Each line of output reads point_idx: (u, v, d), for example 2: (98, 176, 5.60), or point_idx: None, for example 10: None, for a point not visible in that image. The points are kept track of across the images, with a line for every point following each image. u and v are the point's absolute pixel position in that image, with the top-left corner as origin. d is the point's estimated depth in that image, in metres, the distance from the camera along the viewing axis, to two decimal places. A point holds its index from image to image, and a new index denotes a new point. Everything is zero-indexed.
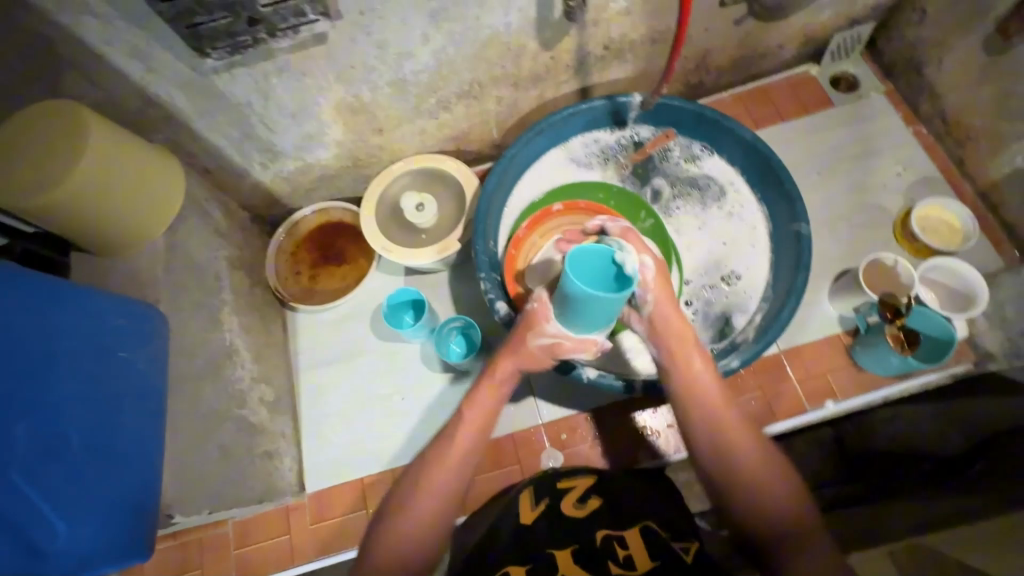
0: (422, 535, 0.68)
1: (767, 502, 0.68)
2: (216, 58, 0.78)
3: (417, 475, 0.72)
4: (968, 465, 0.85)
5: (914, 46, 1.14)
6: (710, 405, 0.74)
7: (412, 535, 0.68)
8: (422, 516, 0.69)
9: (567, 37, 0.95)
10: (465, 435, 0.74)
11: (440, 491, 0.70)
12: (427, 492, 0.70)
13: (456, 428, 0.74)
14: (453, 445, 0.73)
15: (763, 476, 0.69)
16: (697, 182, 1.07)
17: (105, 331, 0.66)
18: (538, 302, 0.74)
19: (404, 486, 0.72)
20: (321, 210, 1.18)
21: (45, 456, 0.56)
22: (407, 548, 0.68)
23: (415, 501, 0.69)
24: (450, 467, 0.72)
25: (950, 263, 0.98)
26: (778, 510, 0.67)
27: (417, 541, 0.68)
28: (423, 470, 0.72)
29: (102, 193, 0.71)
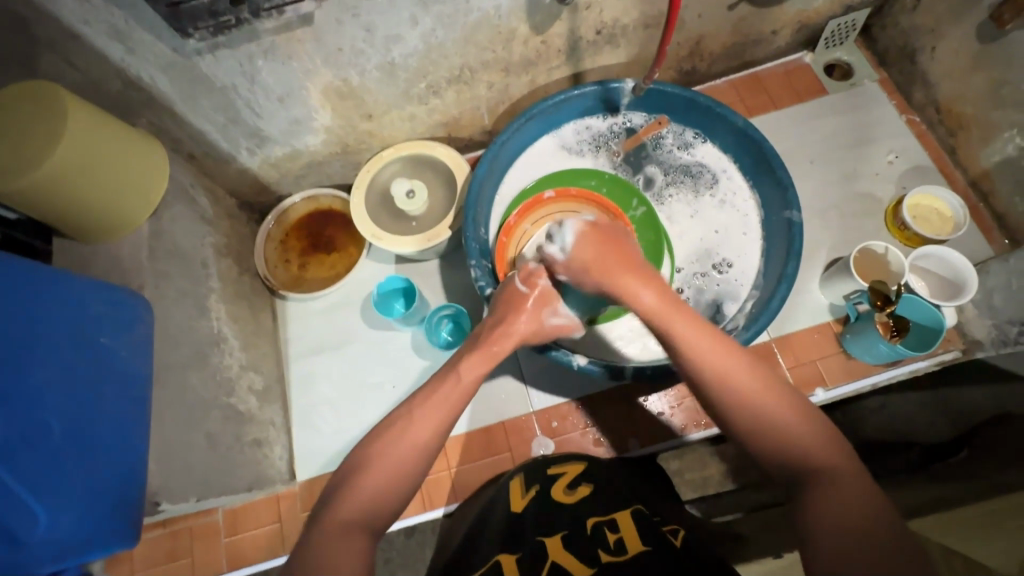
0: (396, 483, 0.63)
1: (800, 450, 0.58)
2: (199, 39, 0.76)
3: (399, 420, 0.67)
4: (953, 453, 0.88)
5: (909, 33, 1.13)
6: (705, 348, 0.65)
7: (385, 482, 0.62)
8: (400, 464, 0.63)
9: (559, 21, 0.94)
10: (453, 386, 0.70)
11: (421, 440, 0.65)
12: (408, 440, 0.65)
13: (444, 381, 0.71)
14: (441, 395, 0.69)
15: (789, 425, 0.59)
16: (690, 169, 1.06)
17: (84, 317, 0.65)
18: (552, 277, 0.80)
19: (382, 432, 0.67)
20: (310, 197, 1.17)
21: (24, 445, 0.56)
22: (374, 498, 0.61)
23: (394, 447, 0.64)
24: (431, 418, 0.67)
25: (940, 251, 0.98)
26: (818, 456, 0.57)
27: (390, 489, 0.62)
28: (407, 416, 0.67)
29: (83, 178, 0.70)
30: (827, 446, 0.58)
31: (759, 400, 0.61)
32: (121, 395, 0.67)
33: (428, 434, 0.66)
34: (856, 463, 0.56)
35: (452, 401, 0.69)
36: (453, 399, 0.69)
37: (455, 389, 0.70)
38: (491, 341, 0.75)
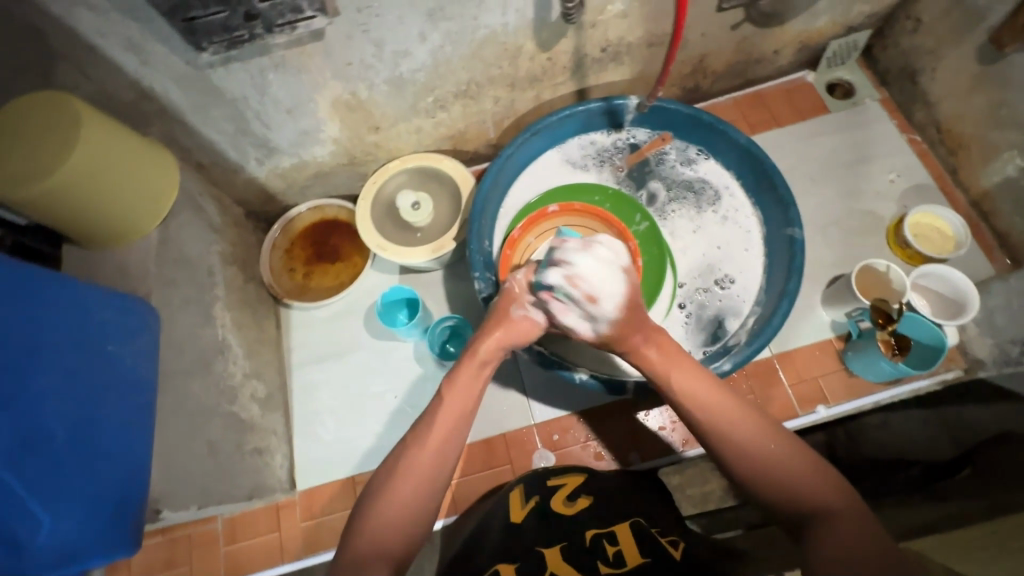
0: (404, 518, 0.64)
1: (799, 490, 0.62)
2: (212, 52, 0.78)
3: (398, 457, 0.68)
4: (954, 472, 0.87)
5: (909, 54, 1.15)
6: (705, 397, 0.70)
7: (393, 519, 0.64)
8: (405, 498, 0.65)
9: (564, 38, 0.95)
10: (448, 414, 0.71)
11: (423, 472, 0.67)
12: (411, 474, 0.66)
13: (438, 408, 0.71)
14: (437, 424, 0.70)
15: (788, 466, 0.64)
16: (693, 185, 1.07)
17: (91, 323, 0.65)
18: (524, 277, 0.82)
19: (384, 470, 0.68)
20: (316, 207, 1.18)
21: (30, 448, 0.56)
22: (387, 536, 0.63)
23: (397, 484, 0.66)
24: (441, 446, 0.69)
25: (941, 270, 0.99)
26: (822, 498, 0.61)
27: (398, 525, 0.64)
28: (406, 450, 0.68)
29: (95, 187, 0.71)
30: (825, 484, 0.62)
31: (755, 445, 0.66)
32: (124, 401, 0.68)
33: (430, 465, 0.67)
34: (848, 497, 0.61)
35: (448, 426, 0.70)
36: (450, 424, 0.70)
37: (458, 415, 0.71)
38: (480, 359, 0.75)
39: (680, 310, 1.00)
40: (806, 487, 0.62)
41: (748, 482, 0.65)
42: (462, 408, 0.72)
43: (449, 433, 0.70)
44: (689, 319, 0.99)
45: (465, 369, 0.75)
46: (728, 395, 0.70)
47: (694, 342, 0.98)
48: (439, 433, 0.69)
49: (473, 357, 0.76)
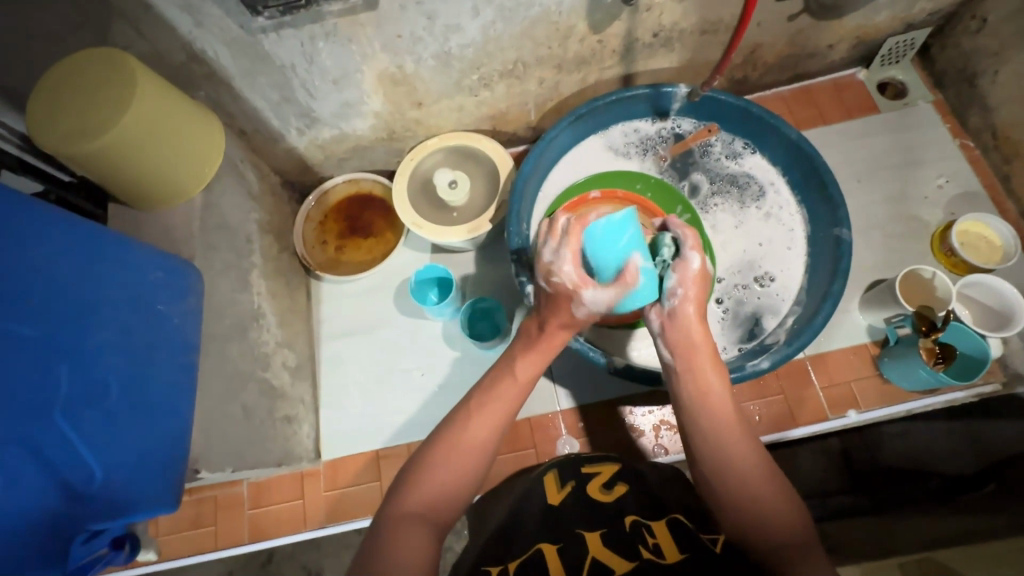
0: (453, 485, 0.65)
1: (763, 509, 0.60)
2: (266, 16, 0.77)
3: (451, 424, 0.69)
4: (977, 487, 0.85)
5: (969, 56, 1.11)
6: (709, 401, 0.69)
7: (444, 484, 0.65)
8: (461, 465, 0.66)
9: (617, 21, 0.93)
10: (506, 388, 0.72)
11: (482, 439, 0.67)
12: (465, 443, 0.67)
13: (494, 383, 0.72)
14: (491, 399, 0.70)
15: (762, 483, 0.62)
16: (737, 179, 1.05)
17: (143, 282, 0.66)
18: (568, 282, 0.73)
19: (435, 437, 0.69)
20: (352, 180, 1.17)
21: (83, 399, 0.57)
22: (434, 500, 0.63)
23: (451, 451, 0.66)
24: (494, 418, 0.69)
25: (989, 281, 0.96)
26: (781, 522, 0.59)
27: (449, 490, 0.64)
28: (462, 419, 0.69)
29: (147, 148, 0.71)
30: (791, 513, 0.60)
31: (739, 455, 0.64)
32: (171, 361, 0.68)
33: (483, 437, 0.68)
34: (809, 531, 0.59)
35: (504, 403, 0.70)
36: (506, 400, 0.71)
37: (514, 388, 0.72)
38: (545, 349, 0.75)
39: (717, 305, 0.99)
40: (775, 520, 0.59)
41: (721, 490, 0.64)
42: (519, 389, 0.72)
43: (506, 409, 0.70)
44: (725, 315, 0.98)
45: (530, 350, 0.75)
46: (730, 403, 0.69)
47: (730, 339, 0.97)
48: (495, 406, 0.70)
49: (537, 347, 0.75)
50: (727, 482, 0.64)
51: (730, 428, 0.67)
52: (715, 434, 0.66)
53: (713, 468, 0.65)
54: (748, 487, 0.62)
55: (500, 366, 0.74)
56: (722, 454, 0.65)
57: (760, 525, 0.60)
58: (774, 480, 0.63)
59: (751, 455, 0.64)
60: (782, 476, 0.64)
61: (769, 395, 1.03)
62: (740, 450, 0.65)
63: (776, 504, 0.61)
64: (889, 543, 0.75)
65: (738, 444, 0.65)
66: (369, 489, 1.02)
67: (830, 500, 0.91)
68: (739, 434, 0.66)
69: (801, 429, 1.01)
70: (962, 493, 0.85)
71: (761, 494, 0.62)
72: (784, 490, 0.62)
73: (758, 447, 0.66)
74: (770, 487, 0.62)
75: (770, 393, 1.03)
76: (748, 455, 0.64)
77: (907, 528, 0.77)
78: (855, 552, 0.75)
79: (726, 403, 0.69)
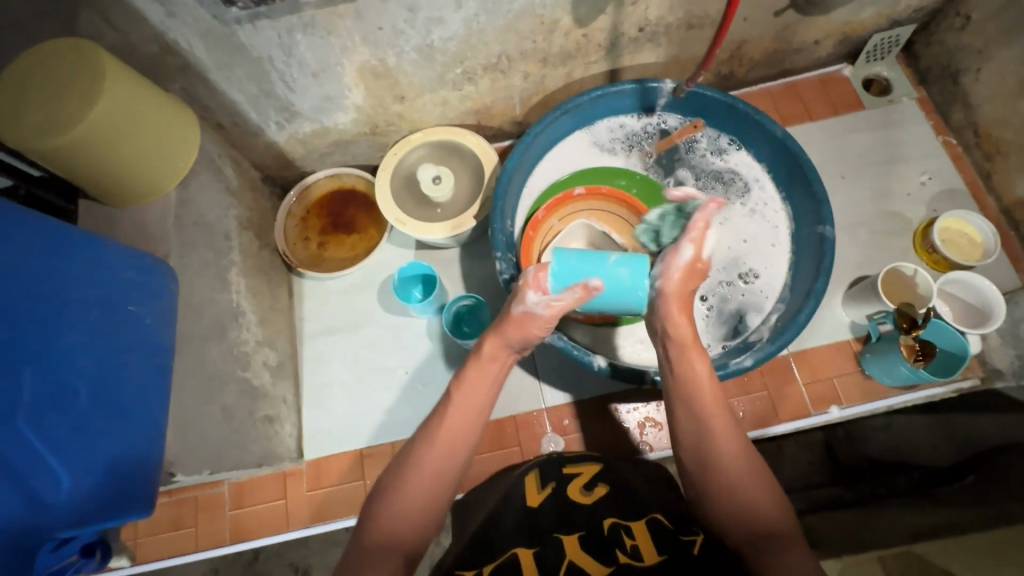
0: (420, 512, 0.64)
1: (746, 497, 0.61)
2: (241, 7, 0.74)
3: (409, 453, 0.67)
4: (957, 478, 0.86)
5: (953, 53, 1.11)
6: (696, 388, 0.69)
7: (411, 513, 0.63)
8: (427, 493, 0.65)
9: (603, 15, 0.92)
10: (458, 410, 0.70)
11: (444, 464, 0.66)
12: (425, 471, 0.65)
13: (448, 405, 0.70)
14: (447, 421, 0.69)
15: (746, 471, 0.63)
16: (722, 175, 1.05)
17: (113, 283, 0.64)
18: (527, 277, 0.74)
19: (396, 464, 0.67)
20: (334, 175, 1.15)
21: (51, 405, 0.55)
22: (400, 528, 0.62)
23: (411, 479, 0.65)
24: (456, 441, 0.68)
25: (969, 278, 0.97)
26: (763, 509, 0.60)
27: (415, 518, 0.63)
28: (419, 445, 0.67)
29: (118, 142, 0.69)
30: (774, 501, 0.61)
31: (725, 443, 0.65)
32: (144, 363, 0.67)
33: (444, 460, 0.66)
34: (791, 520, 0.59)
35: (460, 426, 0.69)
36: (462, 423, 0.69)
37: (467, 406, 0.70)
38: (486, 362, 0.73)
39: (702, 302, 0.99)
40: (756, 507, 0.60)
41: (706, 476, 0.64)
42: (473, 410, 0.70)
43: (465, 428, 0.69)
44: (709, 312, 0.98)
45: (474, 369, 0.72)
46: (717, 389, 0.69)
47: (715, 336, 0.97)
48: (451, 431, 0.68)
49: (479, 361, 0.73)
50: (711, 471, 0.64)
51: (716, 417, 0.66)
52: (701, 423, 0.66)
53: (699, 456, 0.65)
54: (732, 477, 0.63)
55: (448, 389, 0.72)
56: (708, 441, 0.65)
57: (744, 513, 0.60)
58: (757, 469, 0.63)
59: (736, 445, 0.64)
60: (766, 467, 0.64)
61: (753, 392, 1.03)
62: (726, 437, 0.65)
63: (759, 496, 0.61)
64: (867, 537, 0.76)
65: (723, 435, 0.65)
66: (353, 489, 1.02)
67: (813, 494, 0.92)
68: (724, 424, 0.66)
69: (782, 425, 1.01)
70: (941, 485, 0.86)
71: (745, 484, 0.62)
72: (769, 482, 0.63)
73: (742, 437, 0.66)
74: (754, 475, 0.63)
75: (754, 389, 1.04)
76: (733, 445, 0.65)
77: (885, 522, 0.78)
78: (832, 546, 0.76)
79: (714, 392, 0.68)
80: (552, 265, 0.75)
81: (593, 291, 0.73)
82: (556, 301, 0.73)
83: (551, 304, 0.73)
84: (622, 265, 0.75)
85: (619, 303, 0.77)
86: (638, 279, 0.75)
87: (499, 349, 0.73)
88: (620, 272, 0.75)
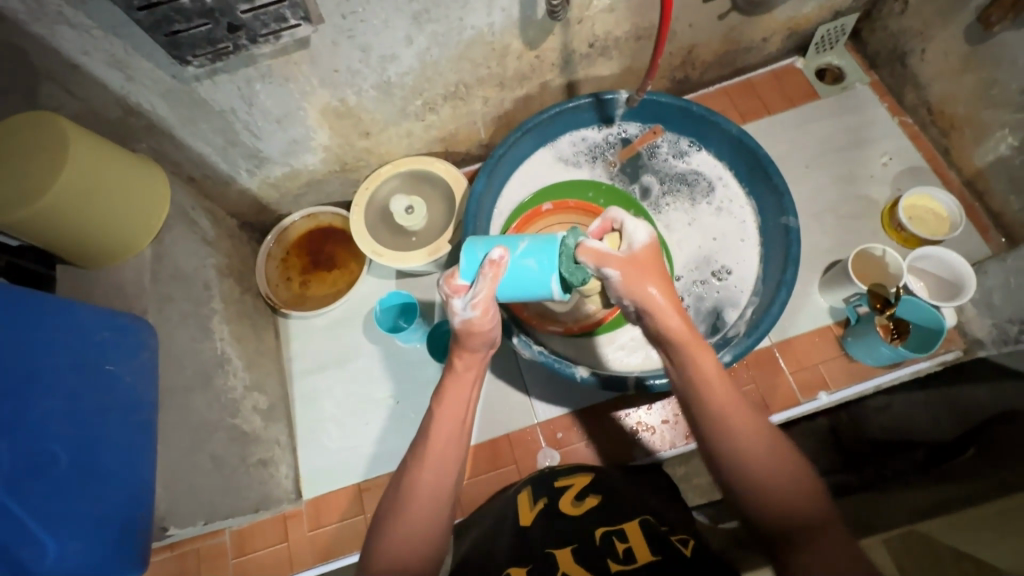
0: (423, 537, 0.61)
1: (774, 485, 0.57)
2: (197, 65, 0.77)
3: (403, 478, 0.64)
4: (959, 453, 0.84)
5: (898, 36, 1.14)
6: (708, 380, 0.63)
7: (415, 536, 0.60)
8: (425, 515, 0.62)
9: (552, 36, 0.95)
10: (442, 425, 0.66)
11: (439, 485, 0.63)
12: (422, 495, 0.62)
13: (433, 420, 0.66)
14: (434, 440, 0.65)
15: (772, 460, 0.58)
16: (686, 177, 1.08)
17: (91, 345, 0.66)
18: (448, 292, 0.69)
19: (394, 489, 0.64)
20: (310, 215, 1.17)
21: (32, 472, 0.56)
22: (409, 550, 0.60)
23: (409, 506, 0.62)
24: (447, 458, 0.64)
25: (938, 253, 0.99)
26: (793, 498, 0.56)
27: (419, 545, 0.60)
28: (410, 472, 0.64)
29: (89, 208, 0.70)
30: (806, 494, 0.56)
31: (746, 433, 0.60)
32: (126, 422, 0.68)
33: (440, 478, 0.63)
34: (823, 508, 0.55)
35: (449, 439, 0.65)
36: (448, 436, 0.65)
37: (450, 425, 0.66)
38: (464, 377, 0.69)
39: None
40: (787, 496, 0.56)
41: (733, 467, 0.59)
42: (456, 420, 0.66)
43: (450, 444, 0.65)
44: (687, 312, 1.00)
45: (451, 387, 0.68)
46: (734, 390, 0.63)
47: None
48: (441, 450, 0.64)
49: (454, 377, 0.69)
50: (753, 499, 0.57)
51: (747, 432, 0.60)
52: (731, 446, 0.60)
53: (722, 443, 0.60)
54: (782, 503, 0.56)
55: (428, 409, 0.68)
56: (729, 431, 0.60)
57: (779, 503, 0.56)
58: (809, 483, 0.57)
59: (772, 458, 0.58)
60: (801, 469, 0.58)
61: (742, 386, 1.04)
62: (751, 431, 0.60)
63: (789, 486, 0.56)
64: (871, 519, 0.78)
65: (751, 444, 0.59)
66: (353, 524, 1.01)
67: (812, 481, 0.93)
68: (760, 440, 0.59)
69: (776, 415, 1.02)
70: (946, 462, 0.84)
71: (788, 495, 0.56)
72: (800, 478, 0.57)
73: (782, 448, 0.59)
74: (781, 464, 0.58)
75: (742, 383, 1.04)
76: (777, 468, 0.58)
77: (884, 506, 0.79)
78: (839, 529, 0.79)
79: (742, 409, 0.61)
80: (460, 263, 0.70)
81: (501, 263, 0.66)
82: (476, 296, 0.66)
83: (474, 301, 0.66)
84: (529, 255, 0.68)
85: (533, 295, 0.70)
86: (548, 266, 0.67)
87: (472, 360, 0.70)
88: (528, 264, 0.68)
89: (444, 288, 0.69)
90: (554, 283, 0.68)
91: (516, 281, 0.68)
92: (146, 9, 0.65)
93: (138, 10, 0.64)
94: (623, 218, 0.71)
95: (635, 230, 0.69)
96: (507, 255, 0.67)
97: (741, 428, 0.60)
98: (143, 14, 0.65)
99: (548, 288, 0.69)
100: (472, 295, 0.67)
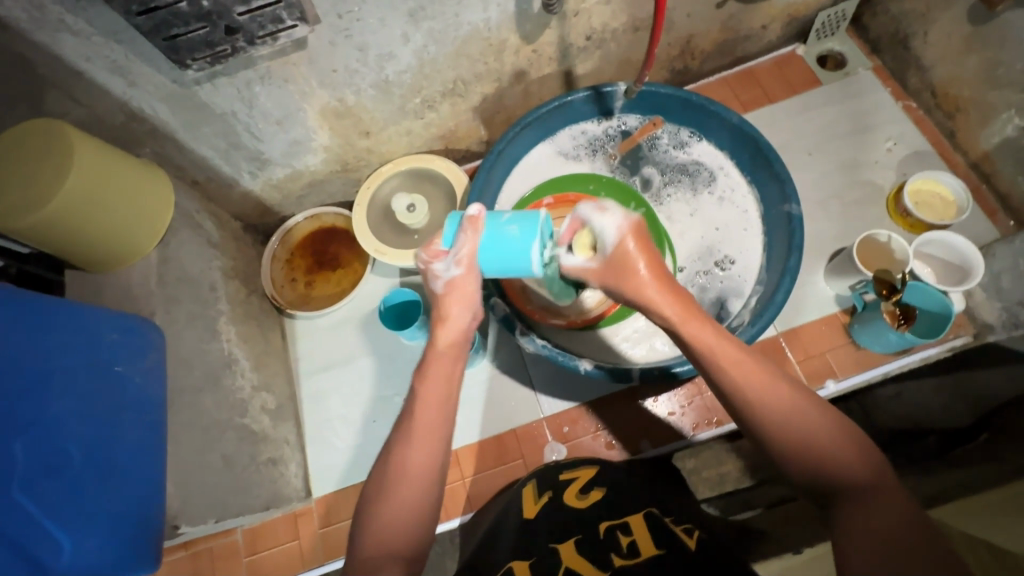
0: (409, 522, 0.61)
1: (812, 447, 0.57)
2: (198, 69, 0.77)
3: (387, 463, 0.64)
4: (971, 438, 0.88)
5: (900, 20, 1.13)
6: (722, 349, 0.63)
7: (398, 523, 0.61)
8: (409, 499, 0.62)
9: (548, 29, 0.95)
10: (427, 409, 0.65)
11: (422, 470, 0.63)
12: (408, 478, 0.62)
13: (416, 402, 0.66)
14: (417, 422, 0.65)
15: (802, 421, 0.58)
16: (687, 168, 1.07)
17: (98, 348, 0.66)
18: (426, 263, 0.71)
19: (377, 475, 0.64)
20: (314, 216, 1.18)
21: (45, 472, 0.57)
22: (394, 537, 0.60)
23: (396, 489, 0.62)
24: (431, 442, 0.64)
25: (943, 237, 0.98)
26: (835, 456, 0.56)
27: (405, 529, 0.61)
28: (395, 454, 0.64)
29: (93, 215, 0.70)
30: (846, 448, 0.56)
31: (770, 399, 0.59)
32: (135, 421, 0.69)
33: (425, 462, 0.63)
34: (867, 459, 0.55)
35: (433, 420, 0.65)
36: (432, 418, 0.65)
37: (433, 405, 0.65)
38: (445, 352, 0.69)
39: None
40: (827, 456, 0.56)
41: (765, 437, 0.59)
42: (440, 405, 0.66)
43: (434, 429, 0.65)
44: None
45: (433, 364, 0.68)
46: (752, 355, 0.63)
47: None
48: (424, 433, 0.64)
49: (437, 353, 0.69)
50: (792, 464, 0.58)
51: (770, 398, 0.59)
52: (764, 417, 0.59)
53: (750, 412, 0.60)
54: (830, 465, 0.55)
55: (411, 387, 0.68)
56: (753, 399, 0.60)
57: (822, 465, 0.56)
58: (843, 435, 0.57)
59: (801, 419, 0.58)
60: (834, 422, 0.58)
61: None
62: (775, 395, 0.59)
63: (828, 445, 0.56)
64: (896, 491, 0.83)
65: (778, 410, 0.59)
66: None
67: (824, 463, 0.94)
68: (792, 404, 0.59)
69: None
70: (958, 446, 0.88)
71: (826, 454, 0.56)
72: (837, 430, 0.57)
73: (810, 406, 0.59)
74: (811, 423, 0.58)
75: None
76: (807, 427, 0.57)
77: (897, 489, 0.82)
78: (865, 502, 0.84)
79: (760, 372, 0.61)
80: (441, 231, 0.73)
81: (481, 218, 0.69)
82: (460, 254, 0.69)
83: (458, 259, 0.69)
84: (512, 222, 0.69)
85: (511, 267, 0.69)
86: (529, 231, 0.68)
87: (455, 334, 0.70)
88: (510, 230, 0.68)
89: (423, 257, 0.71)
90: (533, 252, 0.68)
91: (494, 246, 0.69)
92: (146, 14, 0.66)
93: (137, 15, 0.65)
94: (589, 217, 0.71)
95: (601, 229, 0.70)
96: (483, 211, 0.69)
97: (767, 394, 0.59)
98: (142, 19, 0.66)
99: (526, 260, 0.69)
100: (456, 255, 0.69)
